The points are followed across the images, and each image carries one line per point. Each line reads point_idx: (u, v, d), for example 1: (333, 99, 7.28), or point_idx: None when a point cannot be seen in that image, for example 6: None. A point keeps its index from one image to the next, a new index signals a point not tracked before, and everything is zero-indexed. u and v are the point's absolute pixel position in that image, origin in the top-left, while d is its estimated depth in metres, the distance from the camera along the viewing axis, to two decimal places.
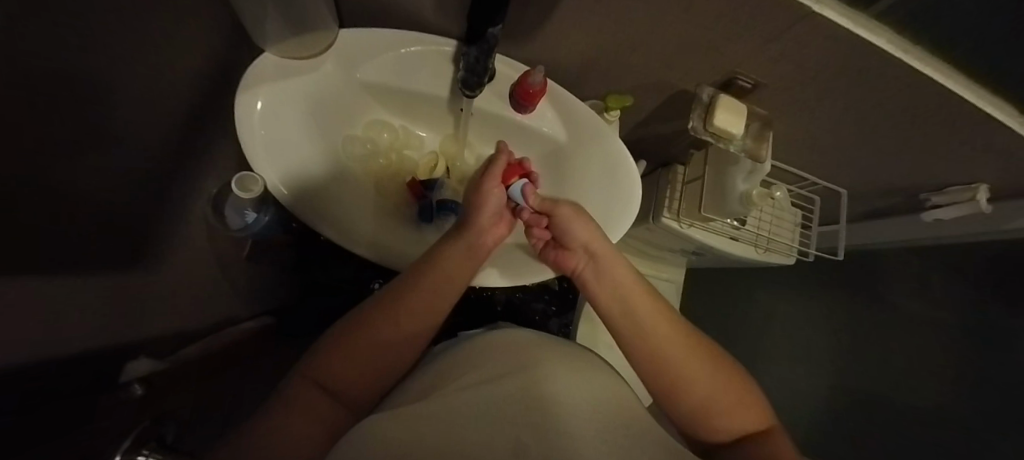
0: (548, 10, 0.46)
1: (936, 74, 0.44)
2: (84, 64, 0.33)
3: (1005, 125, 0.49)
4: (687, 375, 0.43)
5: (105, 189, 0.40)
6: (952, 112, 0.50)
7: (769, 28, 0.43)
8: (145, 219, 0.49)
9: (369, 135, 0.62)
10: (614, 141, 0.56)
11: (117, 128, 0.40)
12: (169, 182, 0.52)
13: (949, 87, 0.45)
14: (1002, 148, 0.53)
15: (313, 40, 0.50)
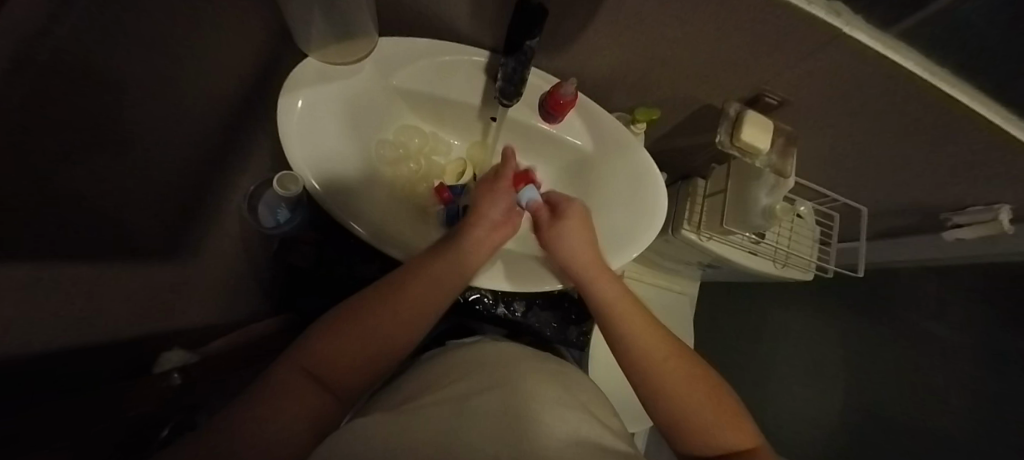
0: (581, 24, 0.47)
1: (958, 91, 0.45)
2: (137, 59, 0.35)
3: None
4: (675, 388, 0.44)
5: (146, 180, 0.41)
6: (979, 134, 0.50)
7: (799, 47, 0.44)
8: (180, 212, 0.50)
9: (401, 139, 0.64)
10: (640, 152, 0.57)
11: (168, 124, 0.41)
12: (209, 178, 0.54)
13: (976, 109, 0.46)
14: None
15: (355, 48, 0.52)
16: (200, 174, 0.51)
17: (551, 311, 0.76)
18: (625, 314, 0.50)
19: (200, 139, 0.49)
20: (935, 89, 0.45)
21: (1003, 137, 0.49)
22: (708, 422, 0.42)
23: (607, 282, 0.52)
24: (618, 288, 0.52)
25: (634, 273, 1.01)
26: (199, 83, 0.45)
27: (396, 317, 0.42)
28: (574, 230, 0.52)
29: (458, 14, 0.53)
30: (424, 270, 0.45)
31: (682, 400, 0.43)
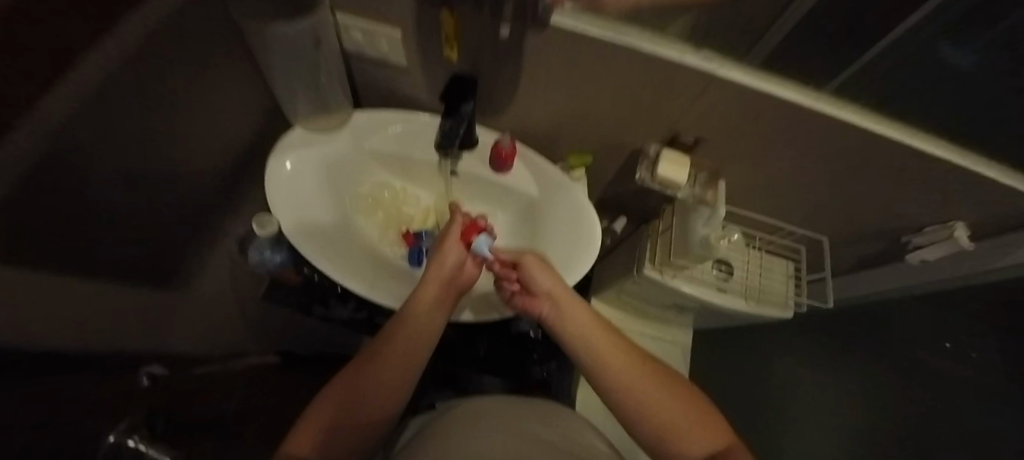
0: (511, 86, 0.59)
1: (841, 111, 0.52)
2: (187, 118, 0.47)
3: (939, 157, 0.54)
4: (650, 406, 0.48)
5: (176, 212, 0.51)
6: (888, 151, 0.55)
7: (692, 86, 0.52)
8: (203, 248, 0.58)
9: (373, 192, 0.72)
10: (577, 193, 0.63)
11: (187, 172, 0.52)
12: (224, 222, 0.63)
13: (873, 126, 0.52)
14: (947, 181, 0.56)
15: (331, 119, 0.66)
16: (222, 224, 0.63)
17: None
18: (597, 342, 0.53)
19: (215, 191, 0.60)
20: (815, 112, 0.52)
21: (907, 151, 0.54)
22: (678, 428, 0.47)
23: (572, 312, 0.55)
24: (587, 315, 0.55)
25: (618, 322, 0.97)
26: (214, 145, 0.57)
27: (373, 378, 0.48)
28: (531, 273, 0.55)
29: (419, 87, 0.67)
30: (393, 333, 0.50)
31: (657, 414, 0.47)
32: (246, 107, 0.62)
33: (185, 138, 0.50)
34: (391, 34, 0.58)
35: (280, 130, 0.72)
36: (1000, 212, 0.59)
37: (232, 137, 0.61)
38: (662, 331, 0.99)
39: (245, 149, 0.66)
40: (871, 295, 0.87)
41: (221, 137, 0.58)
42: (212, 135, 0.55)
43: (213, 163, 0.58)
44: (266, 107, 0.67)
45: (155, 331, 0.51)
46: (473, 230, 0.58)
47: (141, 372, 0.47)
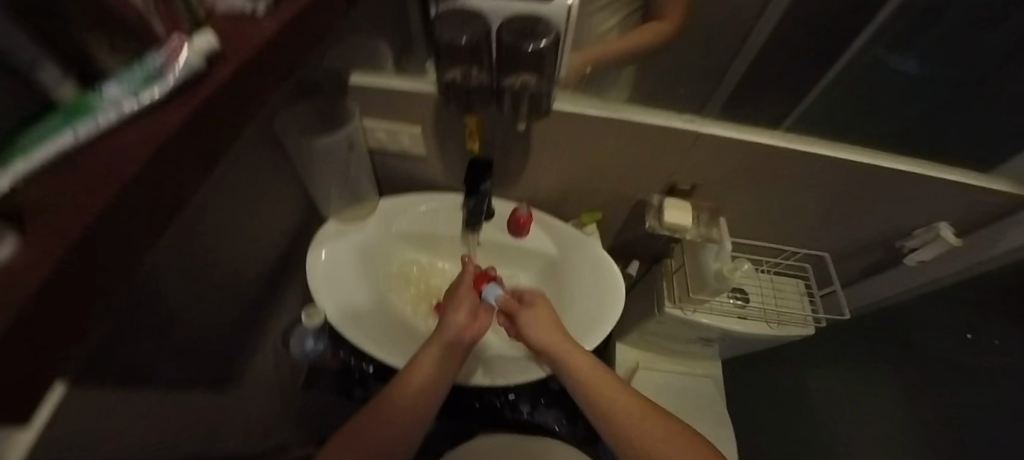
0: (520, 161, 0.67)
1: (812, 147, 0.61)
2: (212, 225, 0.51)
3: (905, 171, 0.61)
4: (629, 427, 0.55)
5: (209, 313, 0.54)
6: (859, 171, 0.62)
7: (678, 142, 0.60)
8: (235, 344, 0.61)
9: (403, 270, 0.76)
10: (594, 247, 0.69)
11: (222, 274, 0.55)
12: (260, 317, 0.67)
13: (842, 156, 0.60)
14: (920, 188, 0.63)
15: (360, 209, 0.72)
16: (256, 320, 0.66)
17: (558, 407, 0.80)
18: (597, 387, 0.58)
19: (253, 289, 0.64)
20: (784, 149, 0.60)
21: (874, 170, 0.61)
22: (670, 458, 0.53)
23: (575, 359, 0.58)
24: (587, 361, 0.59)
25: (646, 362, 0.97)
26: (254, 246, 0.62)
27: (391, 419, 0.55)
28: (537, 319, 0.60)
29: (436, 171, 0.75)
30: (405, 379, 0.56)
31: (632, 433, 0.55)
32: (284, 209, 0.68)
33: (223, 243, 0.54)
34: (412, 132, 0.67)
35: (312, 223, 0.79)
36: (973, 209, 0.65)
37: (273, 237, 0.67)
38: (690, 366, 0.99)
39: (284, 245, 0.72)
40: (883, 301, 0.90)
41: (261, 238, 0.63)
42: (251, 237, 0.61)
43: (251, 262, 0.62)
44: (302, 207, 0.74)
45: (182, 434, 0.51)
46: (483, 280, 0.65)
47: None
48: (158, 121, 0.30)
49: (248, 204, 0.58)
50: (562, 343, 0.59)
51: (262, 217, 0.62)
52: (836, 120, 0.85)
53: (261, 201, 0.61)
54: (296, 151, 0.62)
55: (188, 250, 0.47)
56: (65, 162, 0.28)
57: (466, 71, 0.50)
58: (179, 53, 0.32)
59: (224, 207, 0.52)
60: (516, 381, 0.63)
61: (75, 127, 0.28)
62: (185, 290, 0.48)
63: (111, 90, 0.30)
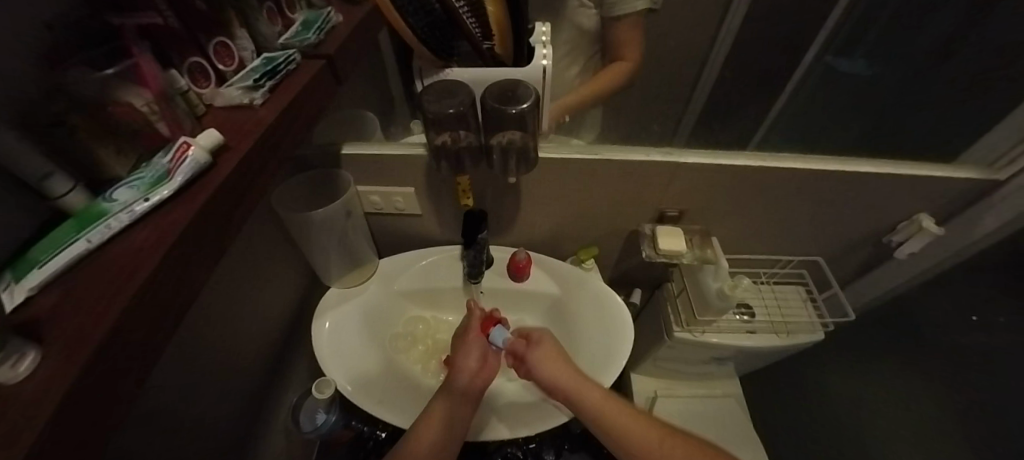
0: (514, 207, 0.69)
1: (786, 162, 0.64)
2: (213, 309, 0.51)
3: (874, 173, 0.65)
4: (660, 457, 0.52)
5: (213, 398, 0.53)
6: (830, 178, 0.66)
7: (660, 173, 0.63)
8: (238, 429, 0.59)
9: (408, 329, 0.75)
10: (595, 282, 0.70)
11: (226, 357, 0.55)
12: (265, 396, 0.65)
13: (812, 167, 0.64)
14: (890, 188, 0.67)
15: (360, 272, 0.73)
16: (259, 403, 0.64)
17: (583, 451, 0.77)
18: (614, 420, 0.55)
19: (257, 369, 0.63)
20: (758, 168, 0.63)
21: (846, 175, 0.65)
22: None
23: (586, 390, 0.57)
24: (600, 392, 0.57)
25: (664, 389, 0.95)
26: (257, 324, 0.62)
27: None
28: (543, 355, 0.61)
29: (433, 227, 0.77)
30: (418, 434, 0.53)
31: None
32: (285, 283, 0.69)
33: (226, 325, 0.54)
34: (406, 193, 0.69)
35: (314, 293, 0.79)
36: (945, 200, 0.69)
37: (278, 312, 0.67)
38: (710, 387, 0.96)
39: (288, 319, 0.71)
40: (884, 297, 0.91)
41: (263, 315, 0.63)
42: (253, 315, 0.60)
43: (256, 339, 0.62)
44: (304, 277, 0.74)
45: None
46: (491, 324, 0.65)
47: None
48: (169, 218, 0.32)
49: (249, 283, 0.58)
50: (570, 376, 0.58)
51: (264, 294, 0.63)
52: (801, 134, 0.90)
53: (263, 278, 0.62)
54: (294, 226, 0.63)
55: (191, 338, 0.47)
56: (80, 265, 0.29)
57: (454, 134, 0.54)
58: (184, 153, 0.33)
59: (224, 289, 0.52)
60: (537, 432, 0.60)
61: (88, 234, 0.29)
62: (187, 379, 0.48)
63: (119, 194, 0.31)
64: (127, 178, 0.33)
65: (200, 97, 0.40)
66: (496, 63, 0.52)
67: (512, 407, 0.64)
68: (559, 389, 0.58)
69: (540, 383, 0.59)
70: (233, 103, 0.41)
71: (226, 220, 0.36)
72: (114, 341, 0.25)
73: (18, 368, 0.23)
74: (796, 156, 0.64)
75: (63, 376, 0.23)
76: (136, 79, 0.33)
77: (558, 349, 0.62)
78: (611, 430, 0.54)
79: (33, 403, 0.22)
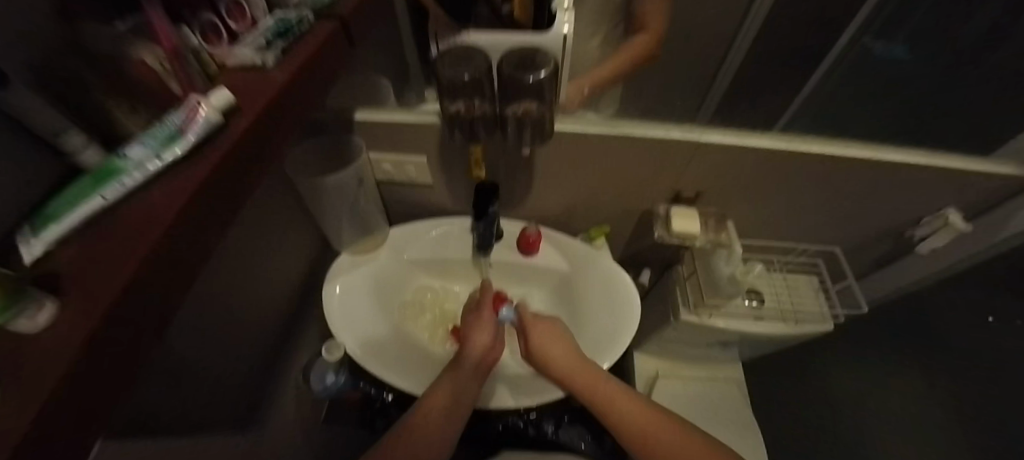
0: (526, 181, 0.68)
1: (812, 146, 0.62)
2: (231, 273, 0.53)
3: (906, 164, 0.62)
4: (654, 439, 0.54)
5: (230, 357, 0.56)
6: (857, 167, 0.63)
7: (677, 154, 0.61)
8: (258, 387, 0.63)
9: (417, 298, 0.77)
10: (606, 259, 0.69)
11: (243, 320, 0.57)
12: (281, 356, 0.68)
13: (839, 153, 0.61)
14: (920, 180, 0.64)
15: (372, 241, 0.73)
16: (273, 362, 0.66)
17: (583, 423, 0.79)
18: (612, 404, 0.57)
19: (271, 331, 0.66)
20: (782, 151, 0.61)
21: (874, 164, 0.62)
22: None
23: (590, 374, 0.58)
24: (602, 377, 0.58)
25: (665, 370, 0.96)
26: (273, 285, 0.64)
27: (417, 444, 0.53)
28: (550, 336, 0.61)
29: (444, 199, 0.77)
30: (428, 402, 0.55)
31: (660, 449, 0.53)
32: (297, 247, 0.70)
33: (242, 290, 0.56)
34: (419, 162, 0.69)
35: (326, 259, 0.80)
36: (978, 194, 0.65)
37: (292, 275, 0.69)
38: (713, 370, 0.97)
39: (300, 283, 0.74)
40: (901, 291, 0.89)
41: (280, 278, 0.66)
42: (268, 279, 0.63)
43: (270, 302, 0.64)
44: (316, 242, 0.76)
45: None
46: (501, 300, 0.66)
47: None
48: (182, 177, 0.31)
49: (263, 248, 0.60)
50: (576, 359, 0.58)
51: (276, 258, 0.64)
52: (833, 117, 0.86)
53: (276, 243, 0.63)
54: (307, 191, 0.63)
55: (211, 301, 0.49)
56: (96, 222, 0.30)
57: (468, 103, 0.52)
58: (197, 113, 0.33)
59: (240, 257, 0.54)
60: (538, 402, 0.62)
61: (103, 191, 0.29)
62: (208, 340, 0.50)
63: (133, 151, 0.31)
64: (141, 136, 0.32)
65: (212, 56, 0.39)
66: (514, 29, 0.50)
67: (515, 378, 0.66)
68: (564, 371, 0.58)
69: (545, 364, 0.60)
70: (243, 64, 0.40)
71: (240, 182, 0.36)
72: (128, 297, 0.26)
73: (36, 318, 0.24)
74: (825, 140, 0.61)
75: (79, 328, 0.24)
76: (150, 35, 0.32)
77: (563, 333, 0.62)
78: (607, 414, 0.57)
79: (50, 357, 0.23)
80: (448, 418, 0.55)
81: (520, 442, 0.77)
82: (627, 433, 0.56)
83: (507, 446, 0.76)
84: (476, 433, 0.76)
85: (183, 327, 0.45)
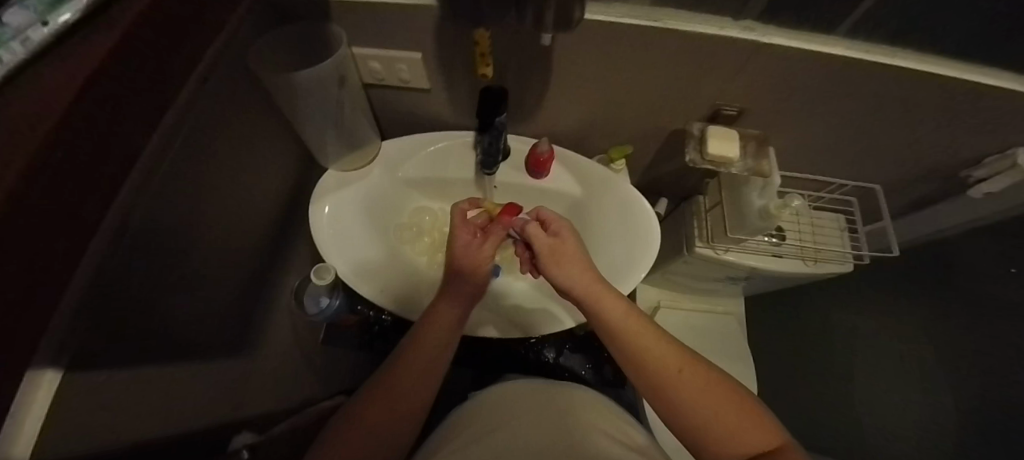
0: (540, 88, 0.58)
1: (895, 57, 0.49)
2: (194, 193, 0.48)
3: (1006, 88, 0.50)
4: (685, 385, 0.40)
5: (202, 280, 0.52)
6: (940, 89, 0.52)
7: (725, 58, 0.50)
8: (235, 312, 0.61)
9: (414, 220, 0.71)
10: (625, 185, 0.62)
11: (212, 246, 0.53)
12: (256, 274, 0.66)
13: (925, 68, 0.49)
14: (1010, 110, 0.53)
15: (362, 155, 0.64)
16: (247, 278, 0.63)
17: (583, 352, 0.79)
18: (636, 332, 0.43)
19: (244, 248, 0.62)
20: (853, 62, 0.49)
21: (962, 87, 0.51)
22: (727, 430, 0.37)
23: (610, 297, 0.46)
24: (622, 300, 0.46)
25: (668, 300, 0.94)
26: (243, 202, 0.59)
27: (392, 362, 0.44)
28: (568, 249, 0.50)
29: (443, 108, 0.66)
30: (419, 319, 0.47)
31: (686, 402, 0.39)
32: (264, 158, 0.62)
33: (208, 212, 0.51)
34: (413, 59, 0.57)
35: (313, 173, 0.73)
36: None
37: (263, 189, 0.64)
38: (714, 304, 0.96)
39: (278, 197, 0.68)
40: None
41: (248, 192, 0.60)
42: (236, 199, 0.57)
43: (240, 219, 0.59)
44: (288, 152, 0.68)
45: (201, 400, 0.53)
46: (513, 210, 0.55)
47: (239, 448, 0.52)
48: (77, 47, 0.20)
49: (224, 162, 0.52)
50: (597, 279, 0.47)
51: (240, 172, 0.56)
52: None
53: (240, 154, 0.55)
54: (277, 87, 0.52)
55: (174, 225, 0.45)
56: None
57: None
58: None
59: (203, 176, 0.49)
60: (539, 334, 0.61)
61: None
62: (174, 265, 0.47)
63: (11, 17, 0.19)
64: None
65: None
66: None
67: (518, 308, 0.63)
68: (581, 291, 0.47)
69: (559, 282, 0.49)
70: None
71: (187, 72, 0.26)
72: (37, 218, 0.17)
73: None
74: (912, 45, 0.48)
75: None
76: None
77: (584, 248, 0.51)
78: (623, 345, 0.44)
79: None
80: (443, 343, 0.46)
81: (517, 365, 0.77)
82: (649, 373, 0.41)
83: (506, 368, 0.77)
84: (476, 358, 0.77)
85: (146, 251, 0.41)
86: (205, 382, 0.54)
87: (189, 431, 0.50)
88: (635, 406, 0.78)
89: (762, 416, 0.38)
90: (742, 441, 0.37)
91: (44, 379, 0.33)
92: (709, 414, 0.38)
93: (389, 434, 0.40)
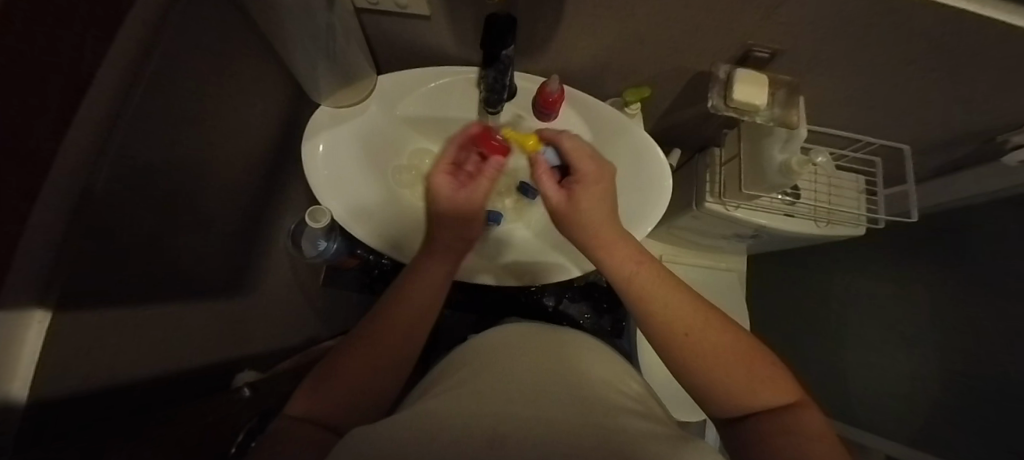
0: (553, 21, 0.51)
1: (976, 4, 0.39)
2: (171, 137, 0.44)
3: None
4: (706, 343, 0.38)
5: (192, 226, 0.51)
6: (1005, 50, 0.44)
7: (764, 3, 0.42)
8: (224, 257, 0.60)
9: (413, 162, 0.68)
10: (640, 133, 0.58)
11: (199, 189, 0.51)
12: (248, 217, 0.65)
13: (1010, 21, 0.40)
14: None
15: (351, 92, 0.57)
16: (237, 220, 0.62)
17: (583, 302, 0.81)
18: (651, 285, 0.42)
19: (235, 189, 0.60)
20: (939, 6, 0.39)
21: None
22: (739, 383, 0.36)
23: (624, 248, 0.45)
24: (634, 250, 0.45)
25: (670, 255, 0.94)
26: (229, 138, 0.55)
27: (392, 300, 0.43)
28: (588, 192, 0.46)
29: (444, 43, 0.60)
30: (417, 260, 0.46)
31: (703, 358, 0.37)
32: (247, 93, 0.57)
33: (191, 153, 0.48)
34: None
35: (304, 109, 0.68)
36: None
37: (247, 127, 0.59)
38: (716, 260, 0.96)
39: (265, 137, 0.64)
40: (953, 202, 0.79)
41: (234, 129, 0.56)
42: (218, 140, 0.53)
43: (229, 160, 0.57)
44: (267, 86, 0.61)
45: (201, 342, 0.55)
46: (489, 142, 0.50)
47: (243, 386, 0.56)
48: None
49: (202, 101, 0.47)
50: (614, 230, 0.45)
51: (215, 111, 0.51)
52: None
53: (216, 91, 0.50)
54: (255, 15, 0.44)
55: (154, 167, 0.42)
56: None
57: None
58: None
59: (179, 117, 0.44)
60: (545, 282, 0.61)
61: None
62: (157, 210, 0.44)
63: None
64: None
65: None
66: None
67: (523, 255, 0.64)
68: (592, 239, 0.45)
69: (575, 233, 0.46)
70: None
71: None
72: None
73: None
74: None
75: None
76: None
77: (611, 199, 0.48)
78: (638, 299, 0.42)
79: None
80: (431, 300, 0.45)
81: (514, 312, 0.78)
82: (659, 323, 0.40)
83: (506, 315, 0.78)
84: (475, 303, 0.79)
85: (127, 194, 0.39)
86: (201, 320, 0.55)
87: (190, 368, 0.52)
88: (630, 354, 0.81)
89: (775, 370, 0.37)
90: (756, 394, 0.36)
91: (32, 317, 0.33)
92: (722, 368, 0.37)
93: (361, 380, 0.38)
